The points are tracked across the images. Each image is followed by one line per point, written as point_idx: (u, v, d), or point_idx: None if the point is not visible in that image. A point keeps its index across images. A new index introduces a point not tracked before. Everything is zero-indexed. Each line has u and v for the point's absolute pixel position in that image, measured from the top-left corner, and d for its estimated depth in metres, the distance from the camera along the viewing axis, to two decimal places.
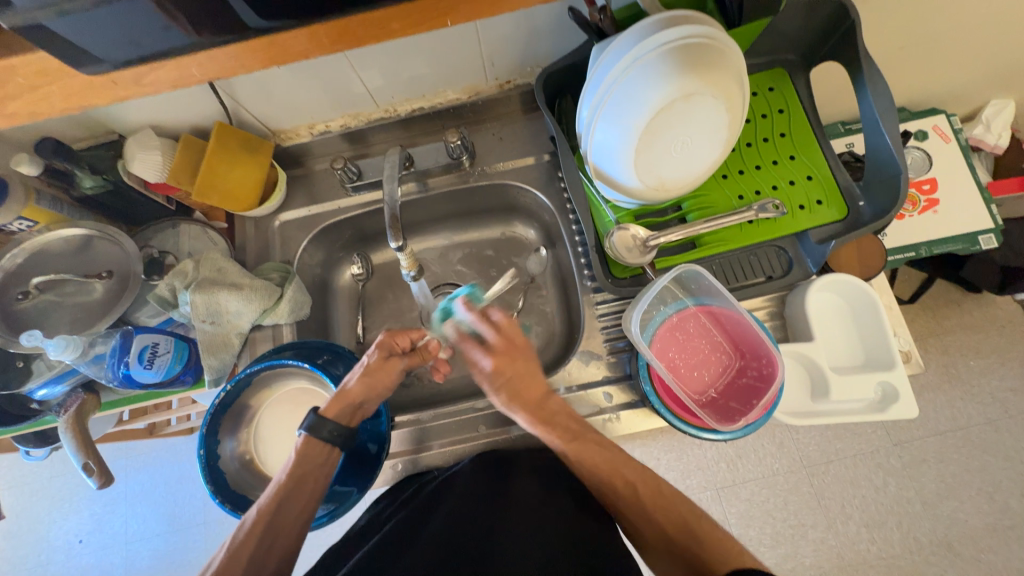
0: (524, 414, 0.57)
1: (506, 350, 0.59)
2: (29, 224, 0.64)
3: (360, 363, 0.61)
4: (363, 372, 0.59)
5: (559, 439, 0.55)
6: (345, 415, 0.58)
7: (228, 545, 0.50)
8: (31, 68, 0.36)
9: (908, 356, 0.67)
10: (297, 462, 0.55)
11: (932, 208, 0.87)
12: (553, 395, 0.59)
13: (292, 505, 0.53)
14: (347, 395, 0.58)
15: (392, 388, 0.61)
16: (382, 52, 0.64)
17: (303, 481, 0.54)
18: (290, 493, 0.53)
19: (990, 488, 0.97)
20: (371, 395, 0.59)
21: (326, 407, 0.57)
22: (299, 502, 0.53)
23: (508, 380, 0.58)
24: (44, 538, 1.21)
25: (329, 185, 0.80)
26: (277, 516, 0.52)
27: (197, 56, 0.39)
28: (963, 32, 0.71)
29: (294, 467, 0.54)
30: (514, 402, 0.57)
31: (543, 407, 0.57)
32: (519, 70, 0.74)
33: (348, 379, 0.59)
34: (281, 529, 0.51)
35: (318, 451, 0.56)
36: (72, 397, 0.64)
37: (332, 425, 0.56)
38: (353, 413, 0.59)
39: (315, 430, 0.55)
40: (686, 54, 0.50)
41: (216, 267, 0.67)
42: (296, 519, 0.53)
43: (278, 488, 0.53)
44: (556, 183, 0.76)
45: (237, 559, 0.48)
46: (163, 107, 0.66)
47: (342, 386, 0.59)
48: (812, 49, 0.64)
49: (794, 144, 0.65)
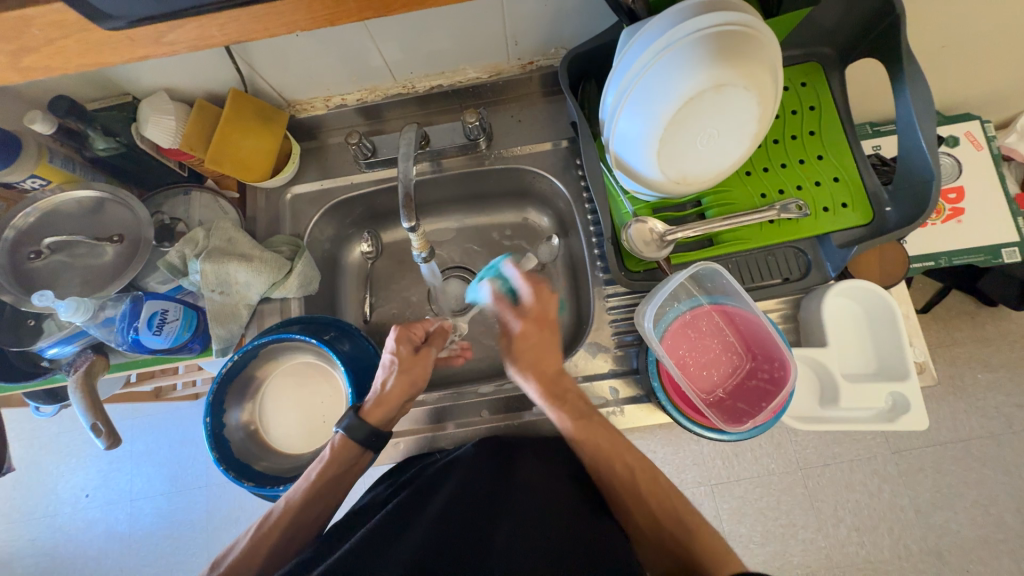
0: (535, 383, 0.60)
1: (536, 316, 0.64)
2: (42, 183, 0.64)
3: (387, 362, 0.61)
4: (400, 370, 0.60)
5: (568, 419, 0.57)
6: (389, 416, 0.59)
7: (253, 530, 0.53)
8: (48, 20, 0.34)
9: (922, 367, 0.66)
10: (331, 459, 0.56)
11: (958, 217, 0.84)
12: (567, 374, 0.62)
13: (313, 506, 0.55)
14: (389, 396, 0.59)
15: (428, 375, 0.62)
16: (404, 25, 0.62)
17: (340, 477, 0.57)
18: (314, 493, 0.55)
19: (984, 501, 0.97)
20: (413, 390, 0.60)
21: (367, 410, 0.58)
22: (327, 496, 0.56)
23: (534, 347, 0.62)
24: (51, 491, 1.24)
25: (343, 160, 0.79)
26: (302, 510, 0.54)
27: (217, 16, 0.37)
28: (1008, 35, 0.68)
29: (329, 462, 0.56)
30: (530, 371, 0.61)
31: (556, 382, 0.60)
32: (543, 51, 0.71)
33: (384, 382, 0.59)
34: (306, 517, 0.54)
35: (352, 451, 0.57)
36: (82, 357, 0.65)
37: (368, 430, 0.57)
38: (394, 413, 0.59)
39: (351, 431, 0.56)
40: (721, 42, 0.48)
41: (228, 237, 0.67)
42: (316, 516, 0.55)
43: (307, 484, 0.55)
44: (574, 171, 0.74)
45: (257, 550, 0.52)
46: (180, 71, 0.64)
47: (379, 390, 0.59)
48: (850, 45, 0.61)
49: (823, 143, 0.63)
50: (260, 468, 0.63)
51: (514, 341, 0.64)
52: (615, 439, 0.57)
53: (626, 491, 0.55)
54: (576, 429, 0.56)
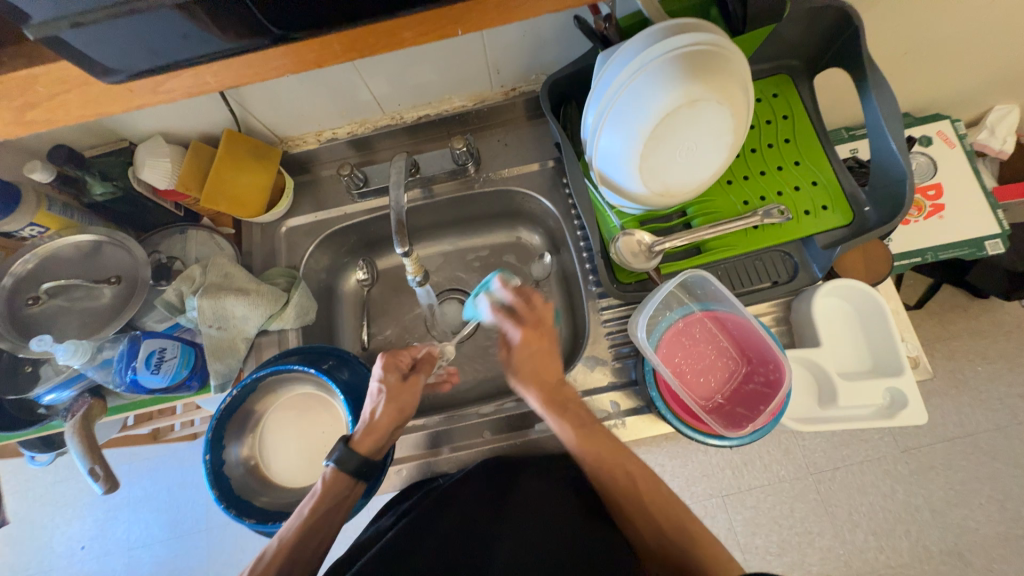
0: (537, 394, 0.60)
1: (535, 324, 0.63)
2: (40, 231, 0.65)
3: (375, 391, 0.61)
4: (388, 397, 0.60)
5: (569, 426, 0.57)
6: (379, 444, 0.59)
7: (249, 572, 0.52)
8: (53, 78, 0.36)
9: (916, 361, 0.67)
10: (324, 492, 0.56)
11: (938, 213, 0.87)
12: (567, 383, 0.62)
13: (311, 541, 0.54)
14: (379, 424, 0.58)
15: (417, 402, 0.62)
16: (389, 61, 0.64)
17: (334, 510, 0.56)
18: (311, 527, 0.54)
19: (999, 496, 0.96)
20: (403, 418, 0.60)
21: (357, 440, 0.58)
22: (325, 530, 0.55)
23: (531, 359, 0.62)
24: (48, 544, 1.21)
25: (336, 191, 0.81)
26: (298, 548, 0.53)
27: (212, 64, 0.38)
28: (968, 38, 0.71)
29: (321, 496, 0.56)
30: (531, 383, 0.60)
31: (558, 391, 0.60)
32: (524, 78, 0.74)
33: (373, 411, 0.59)
34: (303, 554, 0.53)
35: (344, 483, 0.57)
36: (80, 402, 0.65)
37: (359, 459, 0.56)
38: (385, 442, 0.59)
39: (343, 463, 0.56)
40: (690, 61, 0.50)
41: (223, 273, 0.68)
42: (315, 552, 0.54)
43: (302, 519, 0.54)
44: (561, 189, 0.76)
45: None
46: (174, 115, 0.67)
47: (369, 418, 0.59)
48: (815, 56, 0.64)
49: (798, 150, 0.65)
50: (261, 503, 0.63)
51: (514, 353, 0.63)
52: (615, 450, 0.56)
53: (626, 496, 0.54)
54: (579, 439, 0.56)
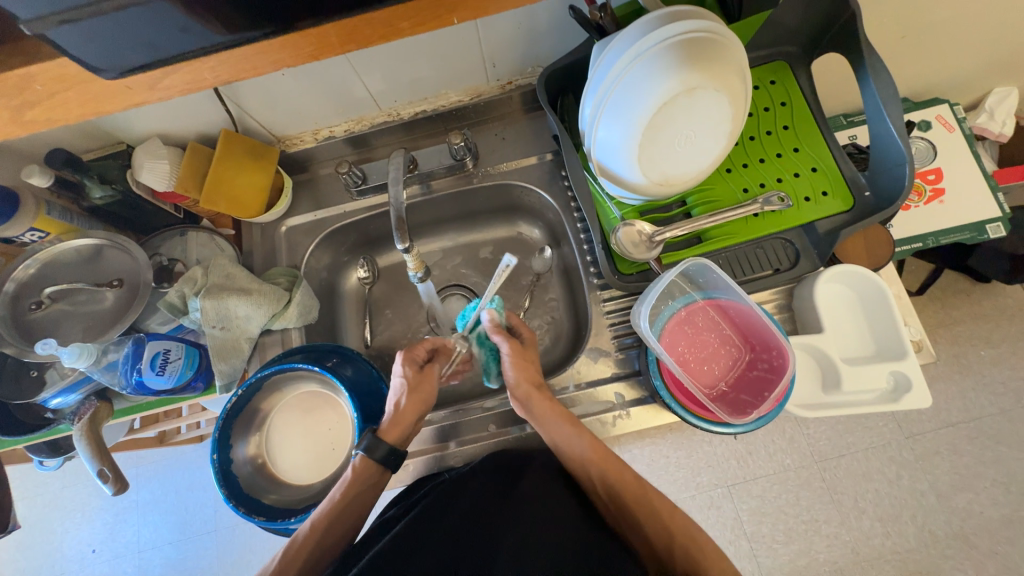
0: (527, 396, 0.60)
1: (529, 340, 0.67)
2: (40, 236, 0.65)
3: (398, 385, 0.61)
4: (411, 388, 0.60)
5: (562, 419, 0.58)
6: (405, 434, 0.59)
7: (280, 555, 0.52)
8: (50, 75, 0.36)
9: (920, 345, 0.67)
10: (353, 480, 0.56)
11: (939, 197, 0.86)
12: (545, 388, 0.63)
13: (339, 525, 0.54)
14: (403, 416, 0.59)
15: (436, 392, 0.63)
16: (384, 56, 0.64)
17: (364, 495, 0.56)
18: (339, 511, 0.54)
19: (1004, 479, 0.96)
20: (425, 409, 0.61)
21: (383, 430, 0.58)
22: (353, 515, 0.55)
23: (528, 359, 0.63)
24: (58, 549, 1.22)
25: (334, 190, 0.81)
26: (325, 531, 0.53)
27: (208, 60, 0.38)
28: (966, 20, 0.71)
29: (350, 482, 0.56)
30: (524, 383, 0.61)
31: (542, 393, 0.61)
32: (520, 70, 0.74)
33: (397, 402, 0.60)
34: (332, 538, 0.54)
35: (374, 469, 0.57)
36: (87, 405, 0.65)
37: (387, 447, 0.57)
38: (409, 431, 0.60)
39: (372, 450, 0.56)
40: (688, 49, 0.50)
41: (225, 274, 0.68)
42: (341, 536, 0.55)
43: (330, 504, 0.54)
44: (560, 182, 0.76)
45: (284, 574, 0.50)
46: (172, 116, 0.67)
47: (393, 409, 0.59)
48: (813, 41, 0.64)
49: (797, 136, 0.65)
50: (270, 501, 0.63)
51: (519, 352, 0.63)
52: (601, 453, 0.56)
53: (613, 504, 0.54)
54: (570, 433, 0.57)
